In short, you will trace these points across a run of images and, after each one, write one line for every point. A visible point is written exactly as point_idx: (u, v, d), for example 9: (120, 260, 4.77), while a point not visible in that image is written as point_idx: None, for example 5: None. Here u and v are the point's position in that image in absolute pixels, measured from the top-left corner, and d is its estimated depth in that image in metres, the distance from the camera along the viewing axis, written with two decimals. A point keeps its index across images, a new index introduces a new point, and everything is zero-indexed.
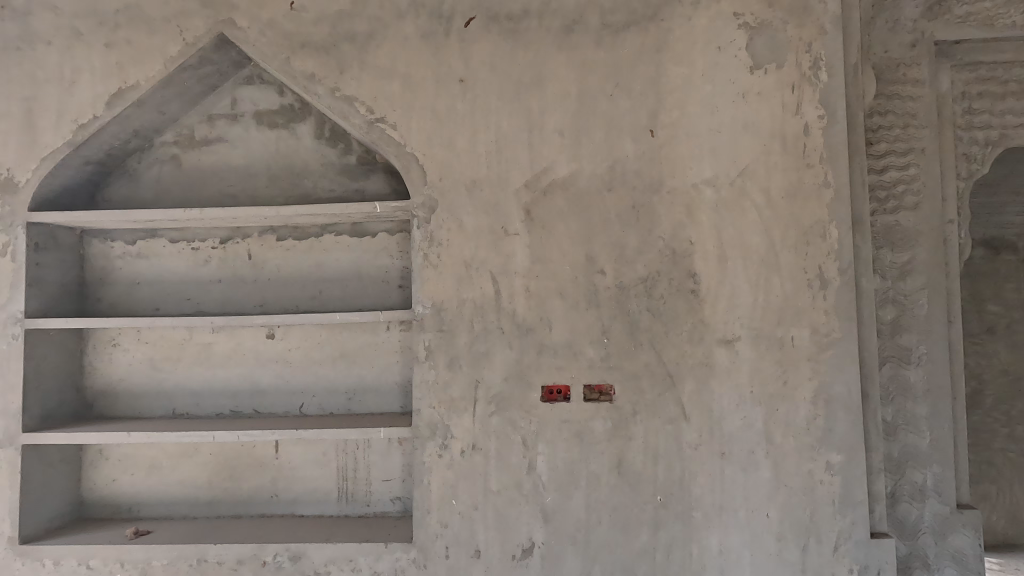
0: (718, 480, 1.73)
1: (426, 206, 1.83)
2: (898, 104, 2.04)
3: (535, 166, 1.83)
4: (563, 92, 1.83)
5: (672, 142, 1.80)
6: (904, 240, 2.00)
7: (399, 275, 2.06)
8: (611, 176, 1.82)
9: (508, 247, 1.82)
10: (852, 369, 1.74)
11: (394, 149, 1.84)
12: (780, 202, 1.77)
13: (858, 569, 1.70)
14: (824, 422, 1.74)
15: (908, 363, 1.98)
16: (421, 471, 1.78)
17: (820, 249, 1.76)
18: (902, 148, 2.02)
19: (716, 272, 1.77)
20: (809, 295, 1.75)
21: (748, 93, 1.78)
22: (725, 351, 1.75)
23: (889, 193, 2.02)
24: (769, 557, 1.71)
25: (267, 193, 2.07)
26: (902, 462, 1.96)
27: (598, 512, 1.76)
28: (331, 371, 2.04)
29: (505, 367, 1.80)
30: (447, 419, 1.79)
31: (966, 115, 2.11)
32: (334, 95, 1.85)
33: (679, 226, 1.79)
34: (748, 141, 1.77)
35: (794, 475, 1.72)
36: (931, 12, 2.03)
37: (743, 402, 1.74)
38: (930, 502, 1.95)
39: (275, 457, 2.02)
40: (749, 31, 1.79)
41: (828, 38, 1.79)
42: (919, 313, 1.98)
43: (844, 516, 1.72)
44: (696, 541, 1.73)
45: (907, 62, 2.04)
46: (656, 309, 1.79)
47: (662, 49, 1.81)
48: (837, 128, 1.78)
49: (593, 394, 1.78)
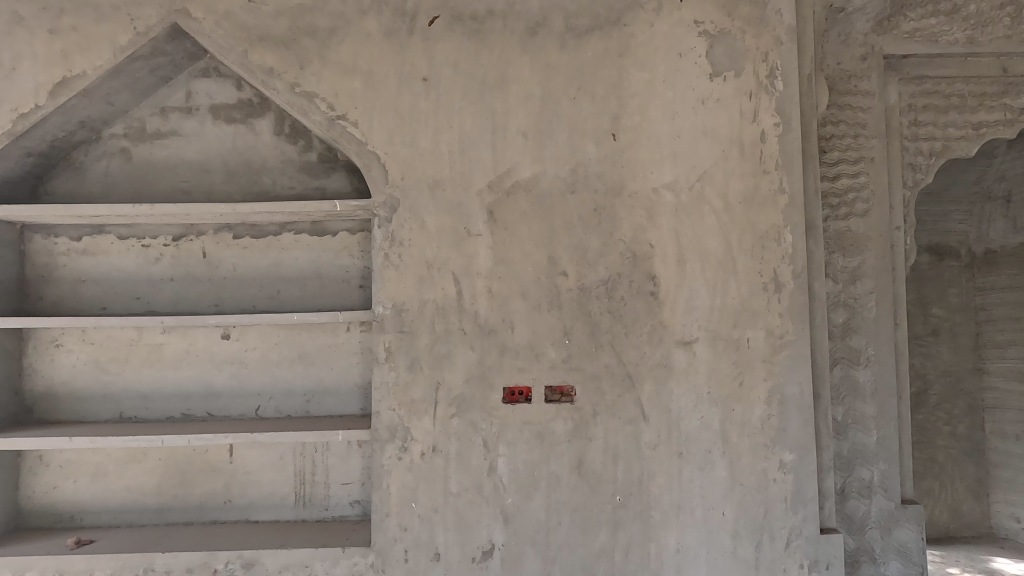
0: (676, 480, 1.76)
1: (388, 205, 1.81)
2: (850, 114, 2.12)
3: (498, 167, 1.83)
4: (527, 94, 1.84)
5: (634, 146, 1.83)
6: (854, 245, 2.08)
7: (360, 275, 2.03)
8: (573, 179, 1.83)
9: (470, 249, 1.81)
10: (804, 370, 1.80)
11: (356, 147, 1.81)
12: (737, 208, 1.81)
13: (808, 564, 1.76)
14: (778, 422, 1.78)
15: (858, 364, 2.05)
16: (379, 474, 1.76)
17: (775, 253, 1.81)
18: (853, 157, 2.10)
19: (676, 275, 1.79)
20: (764, 298, 1.80)
21: (708, 99, 1.82)
22: (683, 352, 1.78)
23: (840, 200, 2.10)
24: (724, 555, 1.75)
25: (223, 189, 2.01)
26: (851, 460, 2.03)
27: (558, 513, 1.76)
28: (289, 373, 1.99)
29: (467, 369, 1.79)
30: (408, 421, 1.77)
31: (912, 126, 2.20)
32: (294, 91, 1.81)
33: (640, 229, 1.82)
34: (707, 146, 1.81)
35: (749, 475, 1.76)
36: (880, 27, 2.11)
37: (700, 402, 1.77)
38: (876, 498, 2.02)
39: (229, 461, 1.96)
40: (709, 39, 1.82)
41: (783, 48, 1.84)
42: (868, 316, 2.06)
43: (796, 514, 1.77)
44: (654, 540, 1.75)
45: (858, 74, 2.12)
46: (617, 311, 1.81)
47: (624, 54, 1.83)
48: (792, 135, 1.84)
49: (554, 395, 1.79)
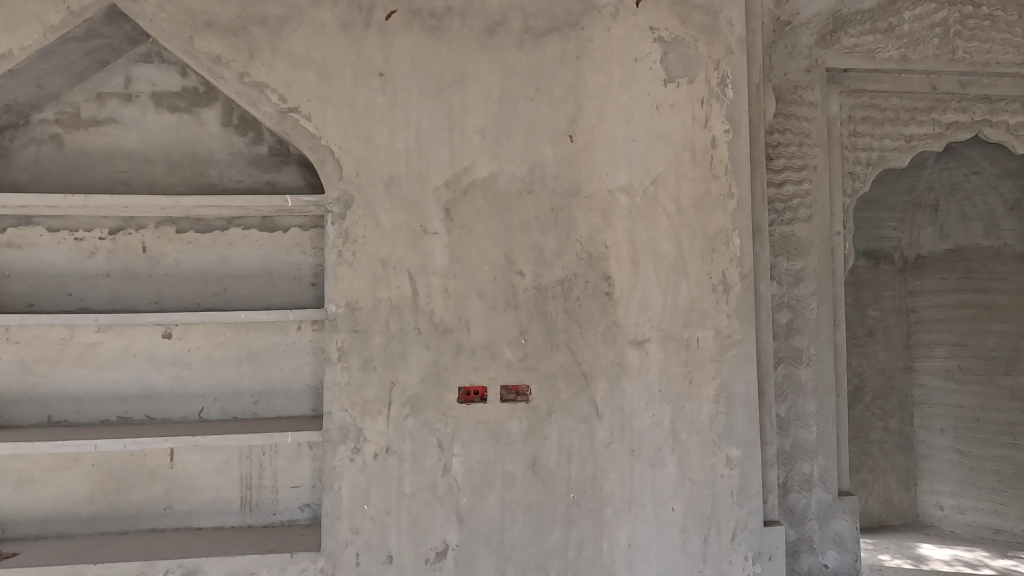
0: (628, 477, 1.80)
1: (341, 201, 1.76)
2: (795, 123, 2.21)
3: (455, 165, 1.82)
4: (485, 93, 1.83)
5: (591, 148, 1.85)
6: (798, 249, 2.17)
7: (312, 272, 1.97)
8: (531, 179, 1.83)
9: (426, 247, 1.79)
10: (749, 368, 1.87)
11: (308, 141, 1.77)
12: (689, 211, 1.86)
13: (752, 555, 1.83)
14: (725, 419, 1.85)
15: (800, 363, 2.15)
16: (330, 477, 1.72)
17: (724, 256, 1.88)
18: (797, 164, 2.20)
19: (630, 276, 1.83)
20: (713, 299, 1.86)
21: (662, 104, 1.86)
22: (636, 351, 1.82)
23: (785, 206, 2.18)
24: (673, 548, 1.80)
25: (166, 181, 1.91)
26: (793, 454, 2.12)
27: (513, 512, 1.77)
28: (235, 373, 1.92)
29: (422, 368, 1.77)
30: (360, 421, 1.74)
31: (851, 137, 2.32)
32: (243, 81, 1.74)
33: (596, 230, 1.84)
34: (661, 150, 1.86)
35: (697, 470, 1.82)
36: (823, 41, 2.22)
37: (652, 400, 1.82)
38: (816, 490, 2.12)
39: (169, 466, 1.87)
40: (663, 45, 1.87)
41: (733, 57, 1.91)
42: (809, 316, 2.16)
43: (741, 507, 1.84)
44: (606, 537, 1.78)
45: (803, 85, 2.22)
46: (572, 311, 1.82)
47: (582, 56, 1.85)
48: (741, 141, 1.90)
49: (509, 395, 1.79)
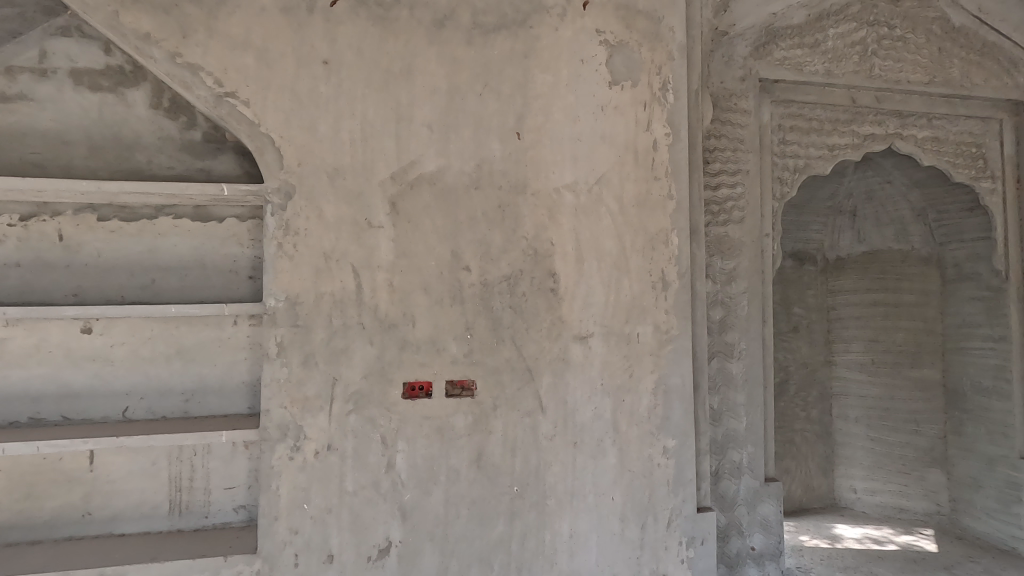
0: (570, 469, 1.84)
1: (282, 192, 1.71)
2: (731, 129, 2.32)
3: (401, 159, 1.79)
4: (433, 87, 1.82)
5: (538, 146, 1.88)
6: (731, 249, 2.29)
7: (249, 265, 1.89)
8: (478, 175, 1.84)
9: (371, 241, 1.76)
10: (685, 362, 1.96)
11: (246, 128, 1.70)
12: (631, 210, 1.93)
13: (686, 540, 1.92)
14: (662, 411, 1.93)
15: (732, 357, 2.26)
16: (268, 476, 1.66)
17: (663, 255, 1.96)
18: (732, 169, 2.31)
19: (574, 272, 1.88)
20: (653, 295, 1.94)
21: (607, 106, 1.93)
22: (579, 346, 1.87)
23: (720, 208, 2.29)
24: (612, 537, 1.86)
25: (86, 165, 1.78)
26: (725, 444, 2.24)
27: (457, 507, 1.77)
28: (164, 370, 1.82)
29: (365, 364, 1.74)
30: (300, 419, 1.69)
31: (780, 144, 2.46)
32: (175, 62, 1.66)
33: (542, 227, 1.87)
34: (605, 150, 1.92)
35: (636, 461, 1.89)
36: (757, 52, 2.35)
37: (594, 393, 1.87)
38: (745, 477, 2.24)
39: (89, 469, 1.75)
40: (609, 48, 1.94)
41: (674, 64, 2.00)
42: (741, 313, 2.28)
43: (676, 495, 1.92)
44: (549, 528, 1.82)
45: (738, 93, 2.33)
46: (518, 306, 1.84)
47: (529, 55, 1.88)
48: (680, 145, 1.99)
49: (455, 390, 1.79)
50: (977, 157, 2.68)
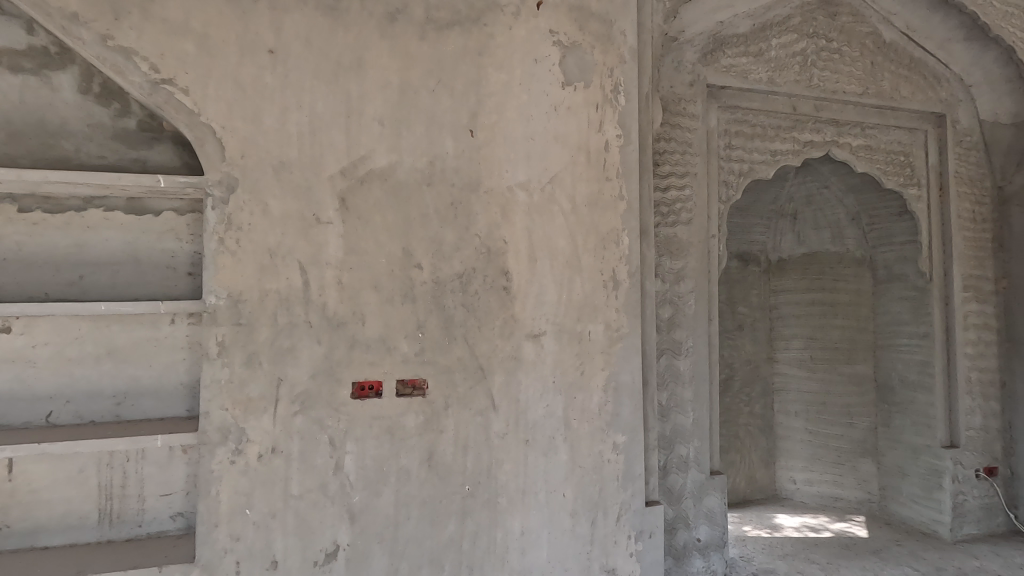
0: (521, 466, 1.85)
1: (224, 184, 1.64)
2: (679, 133, 2.38)
3: (351, 153, 1.75)
4: (384, 80, 1.79)
5: (491, 144, 1.87)
6: (679, 249, 2.35)
7: (188, 261, 1.80)
8: (430, 172, 1.82)
9: (319, 237, 1.71)
10: (635, 360, 2.00)
11: (185, 117, 1.62)
12: (583, 210, 1.96)
13: (635, 534, 1.97)
14: (613, 407, 1.96)
15: (680, 354, 2.33)
16: (207, 482, 1.59)
17: (614, 254, 1.99)
18: (681, 171, 2.37)
19: (527, 270, 1.89)
20: (604, 294, 1.97)
21: (559, 106, 1.95)
22: (532, 344, 1.88)
23: (670, 209, 2.35)
24: (563, 533, 1.88)
25: (5, 151, 1.66)
26: (672, 439, 2.30)
27: (407, 507, 1.75)
28: (93, 372, 1.71)
29: (312, 364, 1.69)
30: (242, 422, 1.63)
31: (726, 149, 2.55)
32: (106, 45, 1.57)
33: (495, 225, 1.87)
34: (557, 150, 1.94)
35: (587, 457, 1.92)
36: (704, 59, 2.43)
37: (546, 391, 1.89)
38: (691, 471, 2.31)
39: (8, 479, 1.63)
40: (562, 49, 1.96)
41: (625, 66, 2.04)
42: (688, 312, 2.34)
43: (626, 490, 1.96)
44: (500, 526, 1.82)
45: (687, 98, 2.40)
46: (470, 304, 1.84)
47: (483, 53, 1.88)
48: (630, 147, 2.04)
49: (405, 389, 1.77)
50: (905, 165, 2.85)
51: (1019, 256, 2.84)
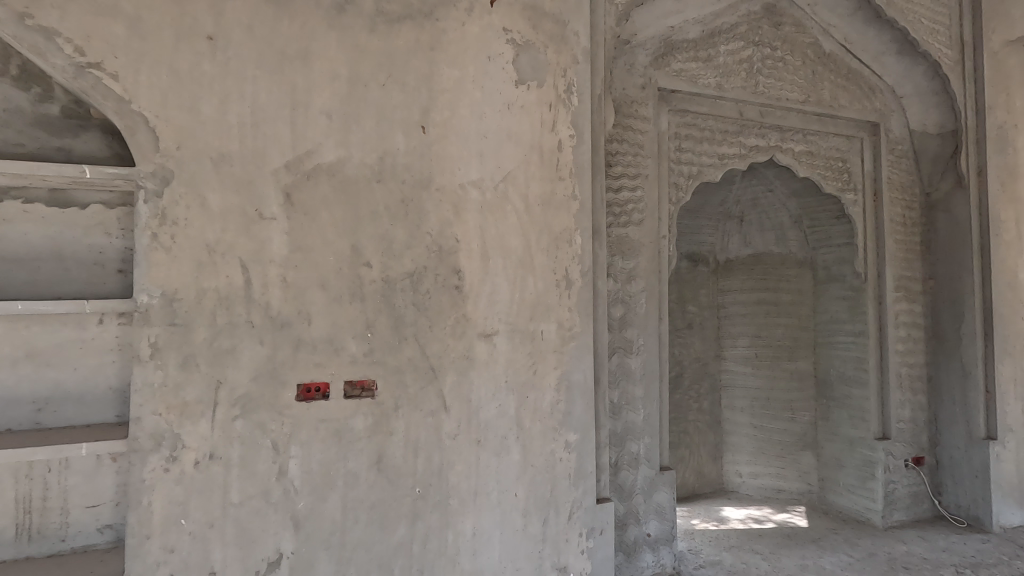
0: (473, 467, 1.84)
1: (157, 177, 1.55)
2: (631, 135, 2.42)
3: (297, 147, 1.69)
4: (332, 73, 1.73)
5: (443, 141, 1.85)
6: (631, 250, 2.39)
7: (118, 257, 1.70)
8: (380, 167, 1.78)
9: (262, 233, 1.64)
10: (587, 358, 2.02)
11: (113, 104, 1.52)
12: (536, 209, 1.96)
13: (586, 531, 1.98)
14: (565, 406, 1.97)
15: (631, 353, 2.36)
16: (138, 491, 1.50)
17: (567, 253, 2.00)
18: (633, 172, 2.41)
19: (479, 269, 1.87)
20: (556, 293, 1.98)
21: (512, 104, 1.94)
22: (484, 344, 1.87)
23: (622, 210, 2.39)
24: (515, 532, 1.88)
25: None
26: (624, 436, 2.34)
27: (355, 512, 1.70)
28: (10, 376, 1.59)
29: (254, 365, 1.62)
30: (177, 427, 1.54)
31: (676, 151, 2.61)
32: (24, 24, 1.46)
33: (447, 223, 1.84)
34: (510, 149, 1.93)
35: (539, 456, 1.92)
36: (656, 63, 2.47)
37: (498, 391, 1.88)
38: (641, 467, 2.35)
39: None
40: (515, 48, 1.95)
41: (578, 67, 2.06)
42: (639, 311, 2.38)
43: (577, 487, 1.98)
44: (451, 527, 1.80)
45: (639, 100, 2.43)
46: (421, 304, 1.80)
47: (436, 48, 1.85)
48: (583, 147, 2.05)
49: (354, 391, 1.72)
50: (842, 171, 2.99)
51: (944, 259, 3.03)
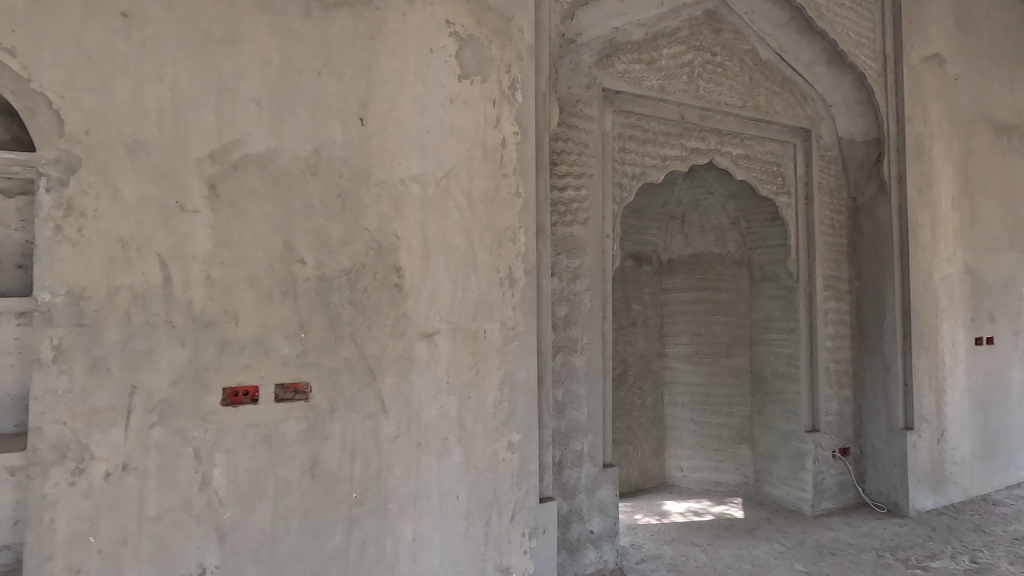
0: (413, 470, 1.79)
1: (62, 164, 1.42)
2: (576, 134, 2.42)
3: (223, 135, 1.59)
4: (263, 58, 1.64)
5: (382, 133, 1.78)
6: (576, 248, 2.39)
7: (17, 252, 1.54)
8: (315, 160, 1.70)
9: (183, 227, 1.53)
10: (530, 357, 2.01)
11: (10, 83, 1.38)
12: (479, 206, 1.93)
13: (529, 531, 1.97)
14: (508, 405, 1.95)
15: (575, 351, 2.37)
16: (39, 508, 1.37)
17: (510, 252, 1.98)
18: (577, 171, 2.41)
19: (420, 267, 1.82)
20: (499, 292, 1.95)
21: (455, 99, 1.90)
22: (425, 344, 1.82)
23: (566, 208, 2.39)
24: (457, 535, 1.84)
25: None
26: (568, 434, 2.34)
27: (286, 521, 1.62)
28: None
29: (174, 369, 1.51)
30: (85, 437, 1.42)
31: (620, 152, 2.64)
32: None
33: (386, 219, 1.78)
34: (452, 144, 1.89)
35: (481, 457, 1.90)
36: (600, 63, 2.49)
37: (440, 391, 1.84)
38: (585, 465, 2.37)
39: None
40: (458, 41, 1.91)
41: (522, 64, 2.04)
42: (584, 309, 2.39)
43: (520, 488, 1.96)
44: (390, 533, 1.74)
45: (584, 100, 2.44)
46: (359, 302, 1.74)
47: (375, 37, 1.78)
48: (527, 144, 2.04)
49: (285, 394, 1.64)
50: (777, 175, 3.12)
51: (868, 260, 3.20)
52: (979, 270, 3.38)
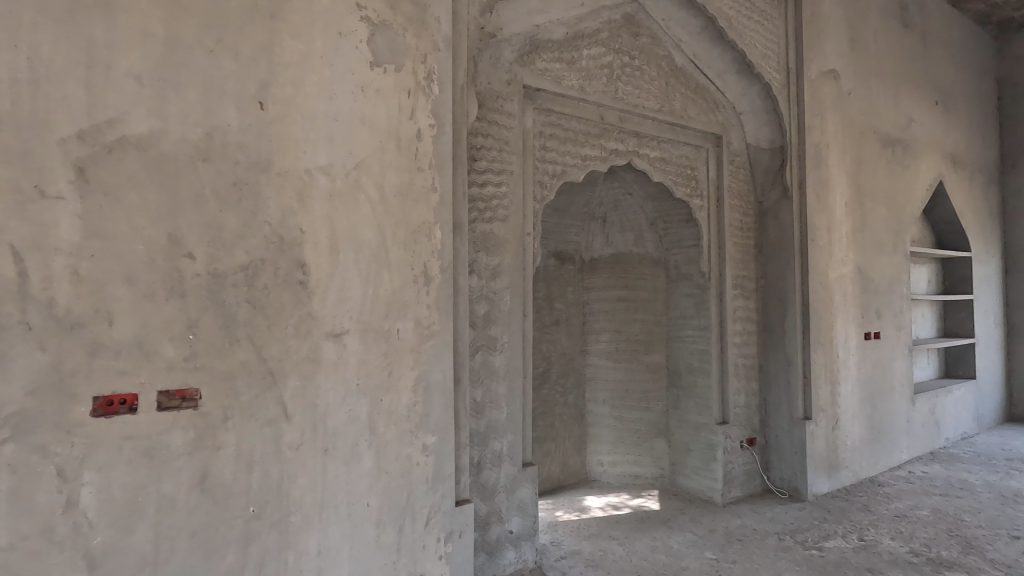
0: (319, 479, 1.68)
1: None
2: (496, 130, 2.39)
3: (94, 113, 1.41)
4: (144, 30, 1.48)
5: (285, 120, 1.66)
6: (495, 246, 2.36)
7: None
8: (207, 145, 1.55)
9: (44, 216, 1.35)
10: (446, 357, 1.95)
11: None
12: (392, 200, 1.85)
13: (444, 535, 1.92)
14: (422, 407, 1.89)
15: (494, 350, 2.34)
16: None
17: (425, 248, 1.92)
18: (497, 168, 2.38)
19: (327, 263, 1.72)
20: (414, 290, 1.88)
21: (367, 87, 1.81)
22: (332, 345, 1.72)
23: (486, 205, 2.35)
24: (367, 545, 1.76)
25: None
26: (486, 435, 2.30)
27: (171, 542, 1.47)
28: None
29: (31, 377, 1.33)
30: None
31: (541, 150, 2.63)
32: None
33: (289, 211, 1.66)
34: (363, 134, 1.80)
35: (393, 461, 1.82)
36: (521, 60, 2.47)
37: (349, 395, 1.74)
38: (504, 465, 2.34)
39: None
40: (370, 26, 1.82)
41: (439, 55, 1.98)
42: (503, 308, 2.37)
43: (435, 491, 1.91)
44: (292, 547, 1.63)
45: (504, 96, 2.41)
46: (258, 301, 1.61)
47: (277, 16, 1.66)
48: (443, 138, 1.98)
49: (170, 401, 1.49)
50: (691, 178, 3.24)
51: (773, 260, 3.40)
52: (868, 271, 3.68)
